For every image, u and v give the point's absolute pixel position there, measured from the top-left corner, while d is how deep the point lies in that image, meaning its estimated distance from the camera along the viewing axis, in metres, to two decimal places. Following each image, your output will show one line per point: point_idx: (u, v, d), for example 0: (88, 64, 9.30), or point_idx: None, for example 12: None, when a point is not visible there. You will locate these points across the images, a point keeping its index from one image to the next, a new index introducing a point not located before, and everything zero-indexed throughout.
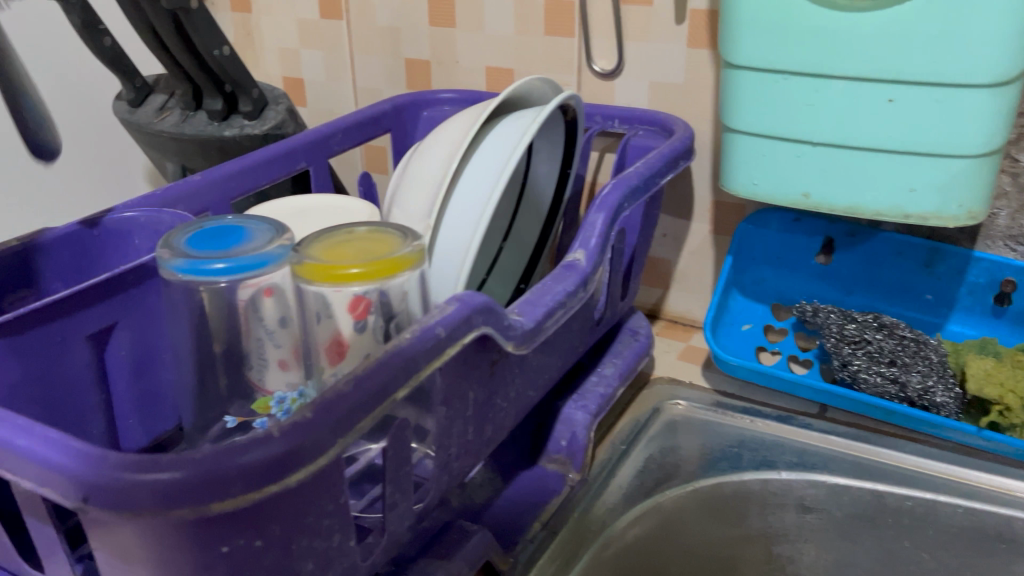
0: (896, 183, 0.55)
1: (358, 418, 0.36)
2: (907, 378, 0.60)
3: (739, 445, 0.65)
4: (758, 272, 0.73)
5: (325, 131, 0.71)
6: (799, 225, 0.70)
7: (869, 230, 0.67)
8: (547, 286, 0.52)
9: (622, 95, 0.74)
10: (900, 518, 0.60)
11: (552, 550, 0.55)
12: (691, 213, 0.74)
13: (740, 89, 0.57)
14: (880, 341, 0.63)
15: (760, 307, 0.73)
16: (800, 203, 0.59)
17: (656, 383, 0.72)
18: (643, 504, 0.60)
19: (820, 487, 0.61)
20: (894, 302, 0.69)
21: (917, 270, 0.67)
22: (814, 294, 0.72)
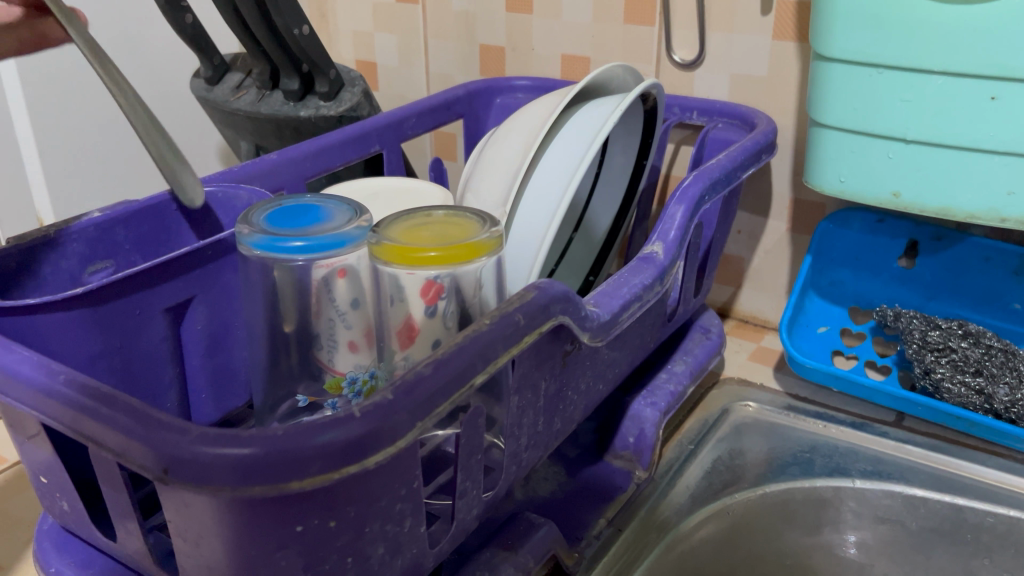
0: (993, 186, 0.52)
1: (438, 403, 0.35)
2: (994, 390, 0.58)
3: (811, 450, 0.63)
4: (836, 274, 0.70)
5: (400, 114, 0.70)
6: (883, 227, 0.68)
7: (956, 234, 0.65)
8: (623, 278, 0.51)
9: (702, 87, 0.72)
10: (980, 535, 0.58)
11: (617, 549, 0.54)
12: (768, 210, 0.72)
13: (831, 82, 0.55)
14: (965, 350, 0.60)
15: (837, 310, 0.71)
16: (888, 203, 0.56)
17: (725, 383, 0.70)
18: (711, 506, 0.59)
19: (896, 498, 0.59)
20: (981, 311, 0.66)
21: (1006, 277, 0.64)
22: (896, 299, 0.69)
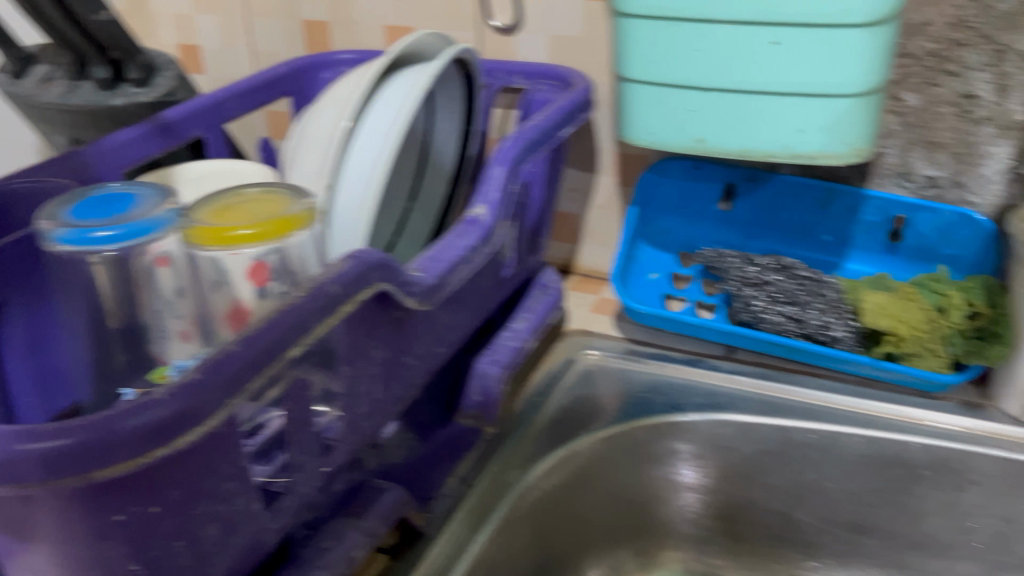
0: (784, 125, 0.56)
1: (247, 378, 0.36)
2: (806, 316, 0.62)
3: (651, 390, 0.66)
4: (663, 221, 0.74)
5: (219, 96, 0.69)
6: (700, 172, 0.71)
7: (766, 174, 0.69)
8: (449, 242, 0.52)
9: (522, 49, 0.74)
10: (804, 451, 0.62)
11: (469, 503, 0.55)
12: (597, 166, 0.75)
13: (632, 38, 0.57)
14: (780, 282, 0.64)
15: (666, 256, 0.74)
16: (694, 148, 0.60)
17: (570, 335, 0.72)
18: (556, 455, 0.60)
19: (728, 426, 0.63)
20: (795, 245, 0.71)
21: (814, 210, 0.69)
22: (719, 241, 0.73)
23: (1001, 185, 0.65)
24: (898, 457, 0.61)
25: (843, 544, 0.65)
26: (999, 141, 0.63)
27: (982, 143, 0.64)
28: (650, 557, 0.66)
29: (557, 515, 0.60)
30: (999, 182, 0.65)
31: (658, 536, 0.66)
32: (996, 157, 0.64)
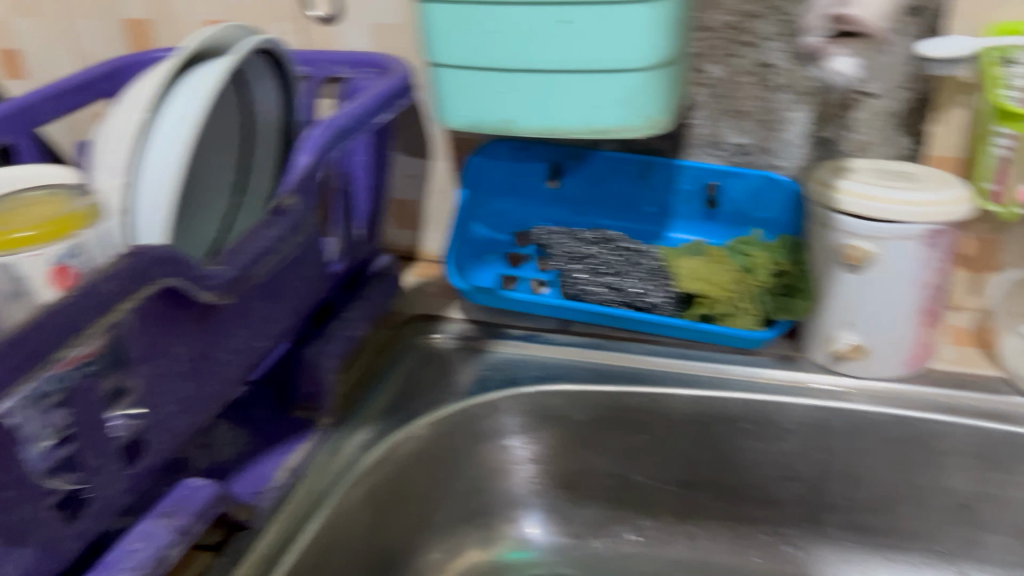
0: (583, 100, 0.58)
1: (11, 381, 0.35)
2: (624, 284, 0.65)
3: (488, 368, 0.68)
4: (497, 203, 0.75)
5: (26, 100, 0.67)
6: (527, 152, 0.73)
7: (587, 151, 0.72)
8: (253, 233, 0.52)
9: (345, 39, 0.74)
10: (636, 415, 0.65)
11: (302, 491, 0.56)
12: (429, 151, 0.76)
13: (434, 24, 0.58)
14: (602, 254, 0.67)
15: (502, 237, 0.75)
16: (504, 127, 0.61)
17: (414, 320, 0.73)
18: (394, 437, 0.60)
19: (561, 396, 0.65)
20: (621, 217, 0.74)
21: (634, 183, 0.72)
22: (551, 219, 0.75)
23: (804, 149, 0.68)
24: (721, 413, 0.64)
25: (681, 500, 0.67)
26: (797, 107, 0.67)
27: (782, 110, 0.67)
28: (491, 529, 0.68)
29: (389, 500, 0.60)
30: (801, 146, 0.68)
31: (500, 508, 0.68)
32: (796, 123, 0.67)
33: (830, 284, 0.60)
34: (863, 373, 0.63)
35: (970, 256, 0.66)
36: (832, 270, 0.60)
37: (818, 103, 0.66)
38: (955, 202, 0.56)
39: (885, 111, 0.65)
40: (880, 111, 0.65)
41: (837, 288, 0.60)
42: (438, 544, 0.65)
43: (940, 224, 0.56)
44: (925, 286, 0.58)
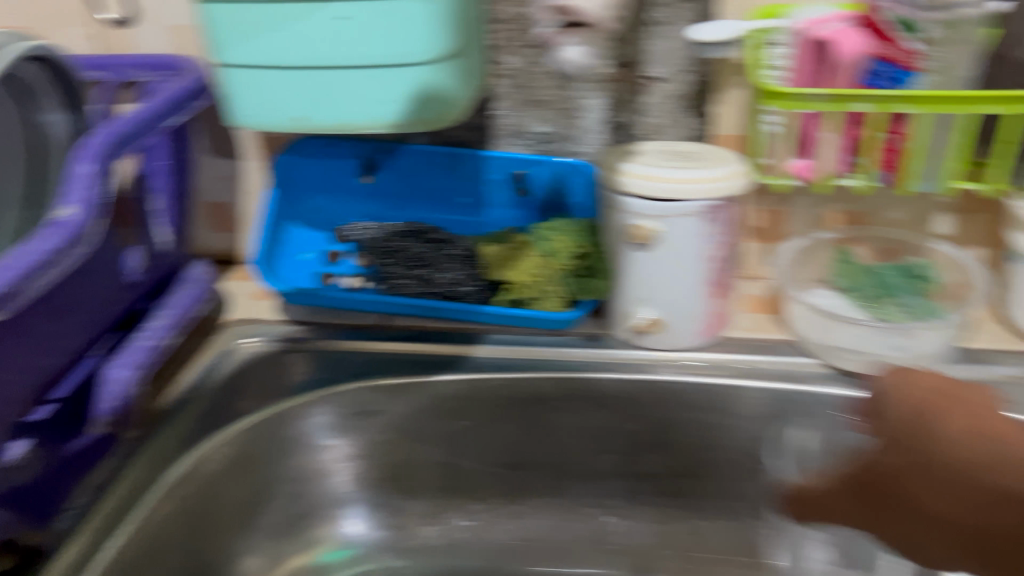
0: (373, 95, 0.58)
1: None
2: (436, 276, 0.66)
3: (303, 369, 0.67)
4: (311, 200, 0.74)
5: None
6: (333, 148, 0.72)
7: (394, 144, 0.72)
8: (29, 246, 0.49)
9: (141, 42, 0.72)
10: (455, 403, 0.66)
11: (105, 509, 0.54)
12: (238, 152, 0.74)
13: (213, 24, 0.56)
14: (410, 245, 0.67)
15: (318, 234, 0.75)
16: (297, 125, 0.61)
17: (230, 325, 0.71)
18: (202, 448, 0.60)
19: (379, 390, 0.65)
20: (435, 208, 0.75)
21: (444, 174, 0.73)
22: (367, 214, 0.75)
23: (603, 134, 0.71)
24: (535, 394, 0.65)
25: (507, 482, 0.69)
26: (593, 94, 0.69)
27: (579, 97, 0.69)
28: (315, 528, 0.67)
29: (201, 512, 0.59)
30: (601, 131, 0.71)
31: (322, 507, 0.67)
32: (593, 109, 0.70)
33: (625, 263, 0.62)
34: (666, 344, 0.65)
35: (760, 228, 0.69)
36: (625, 250, 0.62)
37: (612, 89, 0.68)
38: (731, 176, 0.59)
39: (673, 94, 0.68)
40: (669, 95, 0.68)
41: (631, 266, 0.62)
42: (255, 551, 0.64)
43: (717, 200, 0.59)
44: (711, 259, 0.61)
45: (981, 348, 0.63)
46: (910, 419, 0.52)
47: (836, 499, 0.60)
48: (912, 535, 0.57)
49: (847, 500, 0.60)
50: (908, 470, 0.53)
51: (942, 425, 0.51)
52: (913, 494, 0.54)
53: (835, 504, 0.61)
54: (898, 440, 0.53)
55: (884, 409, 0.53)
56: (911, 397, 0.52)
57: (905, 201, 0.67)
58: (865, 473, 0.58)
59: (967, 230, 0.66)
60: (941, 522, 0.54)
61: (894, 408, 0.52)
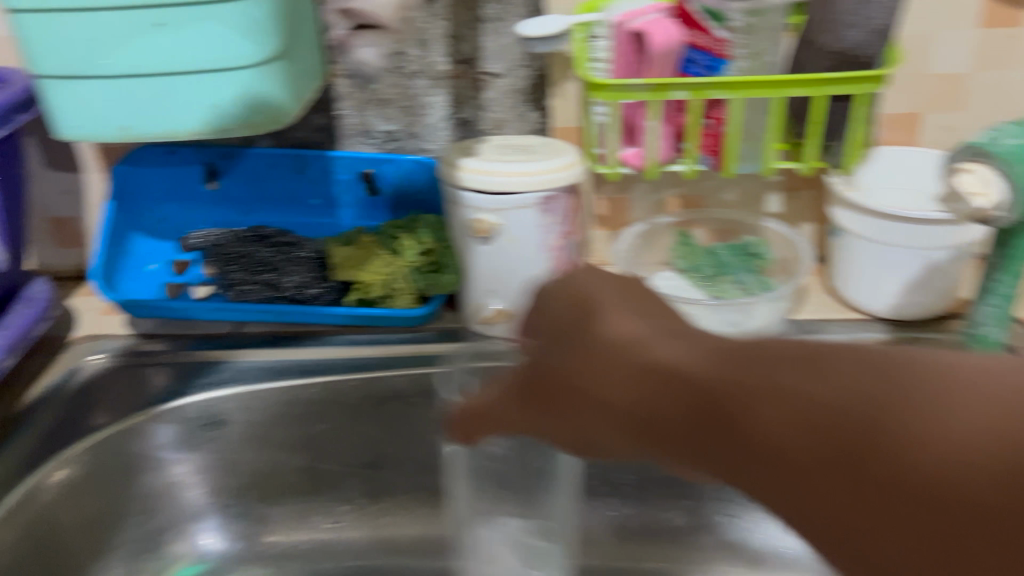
0: (198, 102, 0.56)
1: None
2: (281, 279, 0.66)
3: (153, 383, 0.65)
4: (158, 210, 0.73)
5: None
6: (176, 156, 0.71)
7: (239, 149, 0.71)
8: None
9: None
10: (311, 405, 0.66)
11: None
12: (79, 164, 0.72)
13: (25, 35, 0.53)
14: (256, 251, 0.68)
15: (166, 244, 0.74)
16: (123, 137, 0.58)
17: (75, 344, 0.68)
18: (45, 468, 0.58)
19: (232, 399, 0.64)
20: (286, 211, 0.74)
21: (292, 176, 0.72)
22: (216, 221, 0.74)
23: (448, 131, 0.71)
24: (386, 393, 0.66)
25: (371, 481, 0.69)
26: (434, 91, 0.69)
27: (422, 95, 0.69)
28: (169, 544, 0.66)
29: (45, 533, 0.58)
30: (445, 129, 0.71)
31: (175, 522, 0.66)
32: (436, 106, 0.70)
33: (467, 258, 0.64)
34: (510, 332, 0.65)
35: (603, 216, 0.71)
36: (467, 245, 0.63)
37: (453, 86, 0.69)
38: (566, 167, 0.61)
39: (511, 88, 0.69)
40: (508, 89, 0.69)
41: (474, 261, 0.63)
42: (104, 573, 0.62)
43: (550, 191, 0.60)
44: (552, 251, 0.63)
45: (808, 319, 0.66)
46: (569, 317, 0.36)
47: (506, 412, 0.42)
48: (586, 455, 0.37)
49: (525, 417, 0.40)
50: (571, 378, 0.36)
51: (605, 314, 0.35)
52: (584, 389, 0.35)
53: (497, 415, 0.43)
54: (580, 348, 0.35)
55: (543, 306, 0.37)
56: (580, 284, 0.37)
57: (736, 183, 0.69)
58: (530, 371, 0.39)
59: (793, 208, 0.70)
60: (623, 423, 0.33)
61: (551, 309, 0.37)
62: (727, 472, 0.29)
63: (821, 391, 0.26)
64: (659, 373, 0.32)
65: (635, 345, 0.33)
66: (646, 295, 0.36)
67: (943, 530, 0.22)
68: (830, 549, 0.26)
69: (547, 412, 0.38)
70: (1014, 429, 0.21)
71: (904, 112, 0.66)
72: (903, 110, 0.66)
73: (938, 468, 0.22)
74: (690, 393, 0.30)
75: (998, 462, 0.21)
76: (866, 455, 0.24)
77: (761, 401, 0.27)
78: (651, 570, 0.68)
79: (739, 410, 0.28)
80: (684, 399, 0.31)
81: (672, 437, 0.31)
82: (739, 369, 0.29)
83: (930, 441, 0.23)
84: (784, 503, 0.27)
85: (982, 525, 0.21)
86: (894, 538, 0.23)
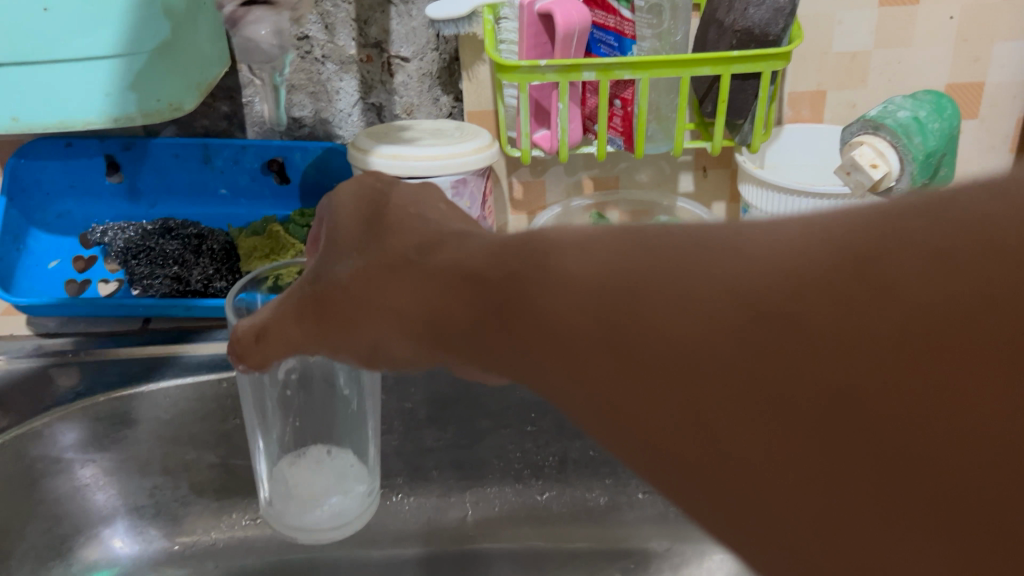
0: (92, 90, 0.51)
1: None
2: (189, 274, 0.64)
3: (56, 383, 0.63)
4: (60, 205, 0.70)
5: None
6: (75, 150, 0.69)
7: (141, 140, 0.69)
8: None
9: None
10: (224, 401, 0.64)
11: None
12: None
13: None
14: (162, 244, 0.66)
15: (67, 240, 0.70)
16: (9, 133, 0.51)
17: None
18: None
19: (142, 398, 0.62)
20: (193, 202, 0.72)
21: (199, 166, 0.70)
22: (119, 215, 0.72)
23: (358, 117, 0.70)
24: None
25: None
26: (343, 76, 0.68)
27: (330, 80, 0.68)
28: (77, 551, 0.64)
29: None
30: (355, 114, 0.70)
31: (84, 528, 0.64)
32: (345, 91, 0.69)
33: None
34: None
35: (517, 199, 0.71)
36: None
37: (360, 70, 0.68)
38: (475, 151, 0.60)
39: (420, 73, 0.67)
40: (417, 73, 0.67)
41: None
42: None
43: (462, 174, 0.60)
44: None
45: None
46: (359, 235, 0.35)
47: (275, 335, 0.37)
48: (375, 366, 0.35)
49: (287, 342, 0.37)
50: (360, 292, 0.33)
51: (392, 226, 0.34)
52: (365, 300, 0.33)
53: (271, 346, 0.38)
54: (364, 263, 0.33)
55: (338, 228, 0.36)
56: (372, 203, 0.36)
57: (648, 163, 0.70)
58: (307, 286, 0.36)
59: (703, 188, 0.71)
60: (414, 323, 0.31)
61: (342, 230, 0.35)
62: (514, 366, 0.28)
63: (585, 273, 0.26)
64: (451, 275, 0.30)
65: (421, 245, 0.32)
66: (429, 204, 0.36)
67: (709, 388, 0.23)
68: (595, 422, 0.26)
69: (325, 326, 0.35)
70: (758, 290, 0.22)
71: (809, 89, 0.67)
72: (808, 87, 0.67)
73: (695, 326, 0.23)
74: (469, 292, 0.29)
75: (747, 316, 0.22)
76: (626, 333, 0.24)
77: (542, 284, 0.27)
78: (578, 549, 0.68)
79: (522, 296, 0.27)
80: (468, 298, 0.29)
81: (464, 339, 0.30)
82: (516, 262, 0.28)
83: (695, 301, 0.23)
84: (557, 378, 0.26)
85: (739, 375, 0.22)
86: (659, 400, 0.24)
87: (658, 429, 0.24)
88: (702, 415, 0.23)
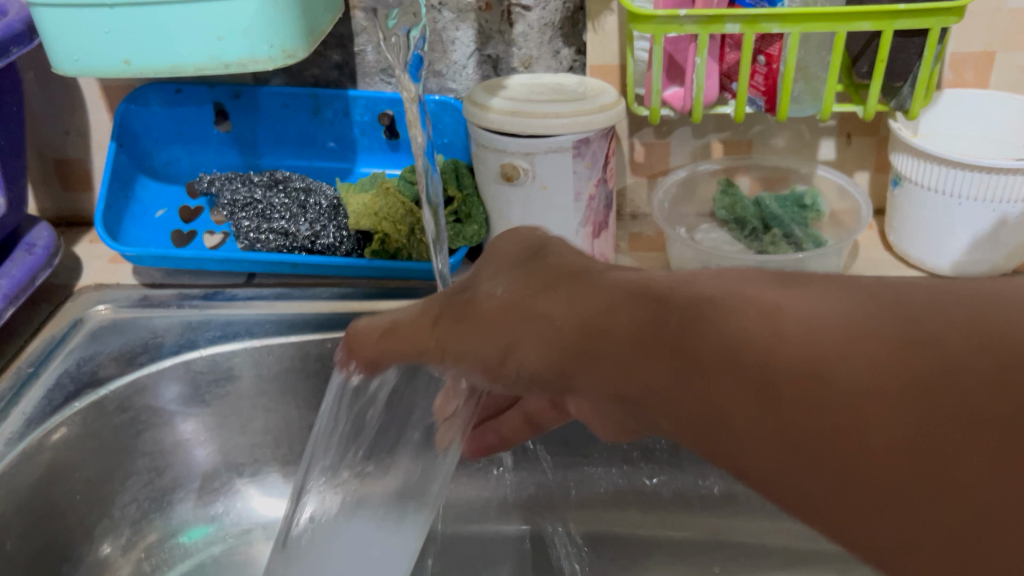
0: (201, 31, 0.50)
1: None
2: (296, 229, 0.62)
3: (161, 335, 0.62)
4: (167, 153, 0.69)
5: None
6: (183, 96, 0.67)
7: (250, 88, 0.67)
8: None
9: None
10: (326, 362, 0.62)
11: None
12: (84, 103, 0.68)
13: None
14: (269, 198, 0.64)
15: (174, 190, 0.69)
16: (124, 72, 0.51)
17: (81, 293, 0.65)
18: (38, 434, 0.54)
19: (245, 353, 0.61)
20: (301, 155, 0.70)
21: (308, 117, 0.68)
22: (225, 165, 0.70)
23: (473, 69, 0.66)
24: None
25: None
26: (460, 25, 0.64)
27: (446, 30, 0.64)
28: (177, 504, 0.63)
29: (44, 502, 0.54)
30: (470, 67, 0.66)
31: (185, 481, 0.63)
32: (461, 42, 0.65)
33: (498, 204, 0.60)
34: None
35: (638, 162, 0.66)
36: (495, 190, 0.59)
37: (478, 19, 0.64)
38: (602, 109, 0.55)
39: (542, 23, 0.63)
40: (538, 23, 0.63)
41: (505, 207, 0.60)
42: (110, 536, 0.59)
43: (587, 134, 0.56)
44: (586, 200, 0.59)
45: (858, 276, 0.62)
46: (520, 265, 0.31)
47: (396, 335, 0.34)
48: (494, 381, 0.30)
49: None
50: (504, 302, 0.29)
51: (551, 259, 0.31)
52: (514, 307, 0.29)
53: (382, 350, 0.34)
54: (523, 284, 0.30)
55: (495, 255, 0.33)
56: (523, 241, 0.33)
57: (786, 127, 0.64)
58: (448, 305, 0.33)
59: (846, 156, 0.65)
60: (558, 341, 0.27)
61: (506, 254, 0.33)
62: (666, 404, 0.24)
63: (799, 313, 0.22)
64: (621, 291, 0.26)
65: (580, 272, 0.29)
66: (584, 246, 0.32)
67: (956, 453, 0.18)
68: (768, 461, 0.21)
69: (450, 341, 0.31)
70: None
71: (975, 50, 0.60)
72: (974, 48, 0.60)
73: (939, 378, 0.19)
74: (642, 319, 0.25)
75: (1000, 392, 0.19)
76: (838, 370, 0.20)
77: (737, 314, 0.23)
78: (683, 538, 0.64)
79: (699, 321, 0.23)
80: (631, 311, 0.25)
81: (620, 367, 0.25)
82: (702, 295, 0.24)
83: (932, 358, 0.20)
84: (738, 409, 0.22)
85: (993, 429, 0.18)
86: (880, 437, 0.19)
87: (821, 442, 0.20)
88: (932, 464, 0.19)
